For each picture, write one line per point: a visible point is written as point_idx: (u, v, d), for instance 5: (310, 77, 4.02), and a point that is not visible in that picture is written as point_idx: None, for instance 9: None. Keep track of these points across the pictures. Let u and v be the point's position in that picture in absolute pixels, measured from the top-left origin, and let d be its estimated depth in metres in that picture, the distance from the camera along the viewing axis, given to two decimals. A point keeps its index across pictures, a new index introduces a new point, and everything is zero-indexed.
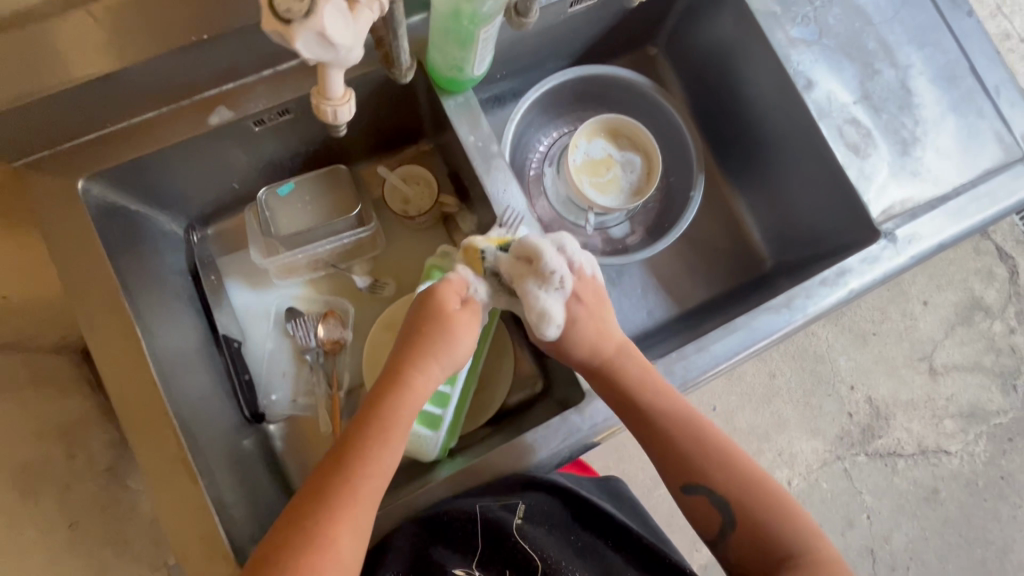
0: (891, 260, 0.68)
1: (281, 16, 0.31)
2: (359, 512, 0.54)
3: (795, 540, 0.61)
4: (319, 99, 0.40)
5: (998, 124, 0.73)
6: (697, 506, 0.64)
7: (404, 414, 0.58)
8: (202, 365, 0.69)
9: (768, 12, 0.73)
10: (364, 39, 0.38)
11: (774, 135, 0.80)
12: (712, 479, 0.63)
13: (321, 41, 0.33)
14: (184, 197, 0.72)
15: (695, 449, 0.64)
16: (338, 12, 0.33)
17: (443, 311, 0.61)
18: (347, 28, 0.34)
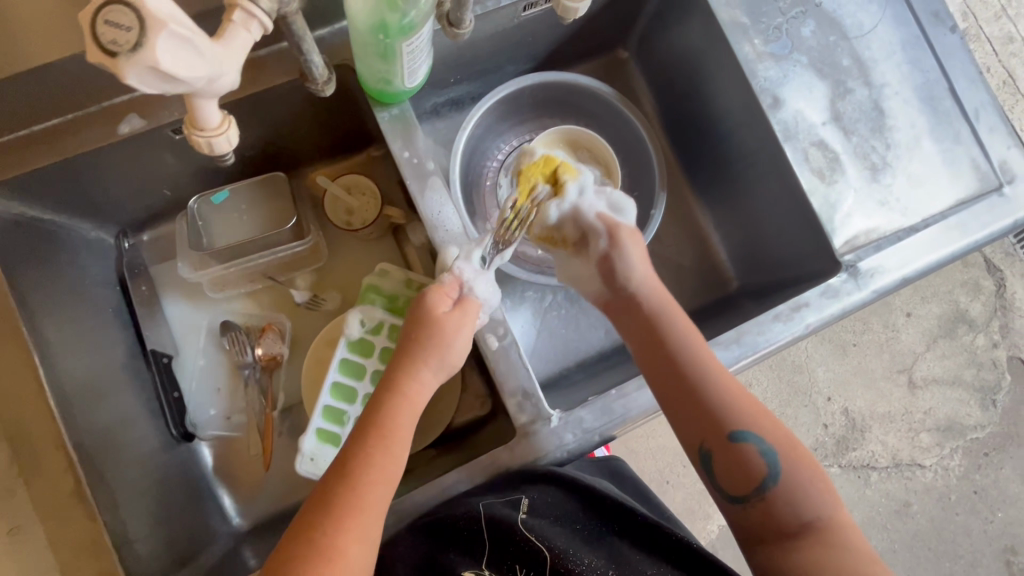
0: (852, 295, 0.64)
1: (104, 47, 0.27)
2: (367, 519, 0.49)
3: (829, 501, 0.55)
4: (190, 130, 0.36)
5: (976, 150, 0.68)
6: (738, 462, 0.56)
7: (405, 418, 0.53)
8: (124, 383, 0.66)
9: (734, 24, 0.68)
10: (232, 65, 0.34)
11: (740, 152, 0.75)
12: (755, 426, 0.57)
13: (157, 74, 0.28)
14: (109, 205, 0.68)
15: (739, 396, 0.58)
16: (180, 45, 0.29)
17: (430, 314, 0.55)
18: (194, 58, 0.30)
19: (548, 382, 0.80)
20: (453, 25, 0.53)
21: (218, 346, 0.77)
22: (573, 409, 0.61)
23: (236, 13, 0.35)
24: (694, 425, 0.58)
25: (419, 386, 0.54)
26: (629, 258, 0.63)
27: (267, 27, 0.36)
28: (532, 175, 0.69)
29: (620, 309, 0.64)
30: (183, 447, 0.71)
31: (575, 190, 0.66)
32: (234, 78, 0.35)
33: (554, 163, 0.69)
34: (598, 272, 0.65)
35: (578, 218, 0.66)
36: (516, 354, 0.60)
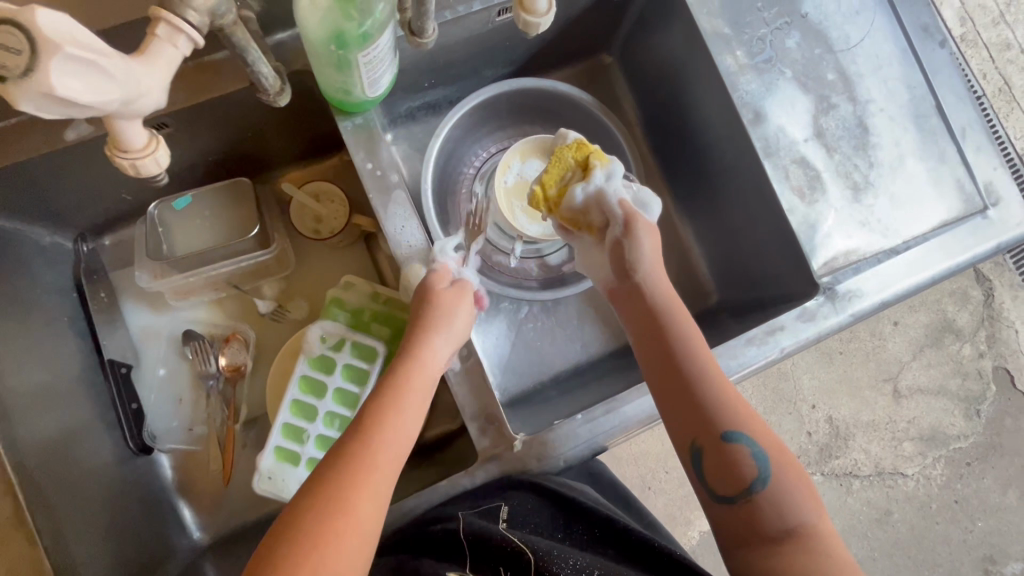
0: (828, 319, 0.62)
1: None
2: (377, 477, 0.45)
3: (815, 508, 0.51)
4: (113, 150, 0.34)
5: (961, 170, 0.66)
6: (728, 462, 0.52)
7: (417, 384, 0.51)
8: (79, 396, 0.63)
9: (716, 34, 0.65)
10: (153, 86, 0.32)
11: (722, 166, 0.73)
12: (747, 426, 0.53)
13: (54, 101, 0.26)
14: (63, 211, 0.65)
15: (731, 392, 0.55)
16: (79, 67, 0.26)
17: (431, 288, 0.56)
18: (98, 80, 0.27)
19: (521, 397, 0.78)
20: (416, 34, 0.50)
21: (180, 355, 0.74)
22: (538, 433, 0.60)
23: (160, 27, 0.32)
24: (688, 419, 0.54)
25: (432, 355, 0.53)
26: (642, 245, 0.60)
27: (198, 42, 0.34)
28: (565, 154, 0.64)
29: (620, 296, 0.61)
30: (141, 460, 0.69)
31: (605, 178, 0.62)
32: (159, 96, 0.33)
33: (587, 148, 0.65)
34: (608, 258, 0.62)
35: (602, 203, 0.62)
36: (480, 376, 0.58)
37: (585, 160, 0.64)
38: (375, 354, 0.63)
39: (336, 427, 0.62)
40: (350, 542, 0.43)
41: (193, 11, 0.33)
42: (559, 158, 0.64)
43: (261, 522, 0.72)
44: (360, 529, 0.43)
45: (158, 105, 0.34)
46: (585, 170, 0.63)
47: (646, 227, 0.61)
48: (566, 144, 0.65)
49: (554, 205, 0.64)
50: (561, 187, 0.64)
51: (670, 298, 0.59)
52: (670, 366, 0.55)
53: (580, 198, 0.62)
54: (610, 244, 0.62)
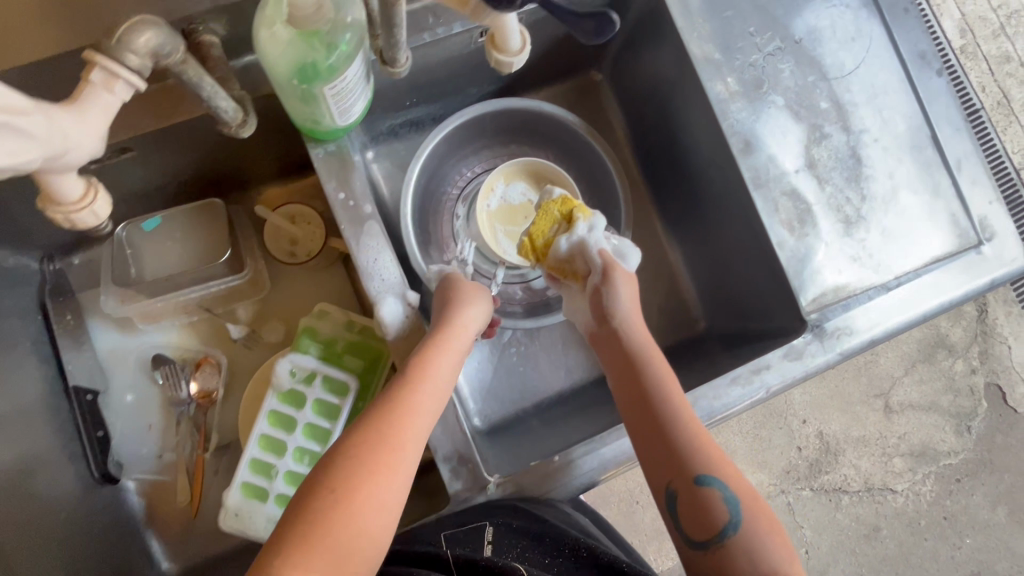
0: (816, 357, 0.61)
1: None
2: (420, 420, 0.48)
3: (785, 551, 0.50)
4: (46, 204, 0.34)
5: (955, 204, 0.64)
6: (702, 507, 0.50)
7: (453, 345, 0.54)
8: (45, 425, 0.61)
9: (706, 59, 0.63)
10: (83, 136, 0.31)
11: (711, 193, 0.70)
12: (718, 469, 0.51)
13: None
14: (25, 232, 0.62)
15: (703, 432, 0.53)
16: None
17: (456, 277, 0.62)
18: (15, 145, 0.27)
19: (501, 424, 0.76)
20: (388, 62, 0.48)
21: (149, 379, 0.72)
22: (511, 473, 0.57)
23: (96, 74, 0.32)
24: (669, 454, 0.52)
25: (466, 321, 0.57)
26: (617, 297, 0.59)
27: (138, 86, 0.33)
28: (552, 209, 0.65)
29: (598, 339, 0.60)
30: (107, 488, 0.67)
31: (589, 229, 0.62)
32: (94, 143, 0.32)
33: (572, 201, 0.65)
34: (588, 304, 0.62)
35: (585, 254, 0.61)
36: (454, 416, 0.56)
37: (570, 213, 0.64)
38: (347, 388, 0.61)
39: (307, 463, 0.60)
40: (396, 479, 0.45)
41: (132, 55, 0.32)
42: (545, 212, 0.65)
43: (232, 553, 0.70)
44: (404, 470, 0.46)
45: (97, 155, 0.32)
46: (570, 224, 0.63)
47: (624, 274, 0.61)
48: (552, 197, 0.65)
49: (541, 257, 0.64)
50: (548, 239, 0.64)
51: (639, 332, 0.59)
52: (644, 403, 0.54)
53: (566, 250, 0.62)
54: (589, 292, 0.61)
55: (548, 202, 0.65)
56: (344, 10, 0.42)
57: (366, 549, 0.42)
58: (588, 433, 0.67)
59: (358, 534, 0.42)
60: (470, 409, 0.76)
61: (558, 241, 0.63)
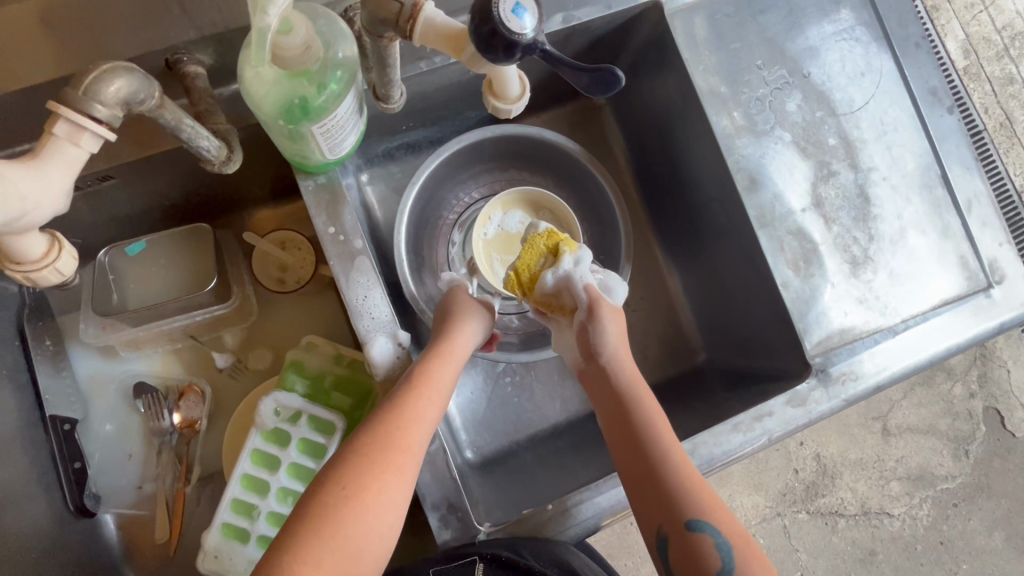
0: (820, 403, 0.59)
1: None
2: (419, 438, 0.47)
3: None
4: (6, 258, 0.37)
5: (966, 246, 0.63)
6: (693, 555, 0.47)
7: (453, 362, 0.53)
8: (18, 458, 0.58)
9: (712, 93, 0.61)
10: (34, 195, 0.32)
11: (713, 226, 0.68)
12: (710, 512, 0.49)
13: None
14: None
15: (696, 471, 0.51)
16: None
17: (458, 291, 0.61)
18: None
19: (493, 458, 0.73)
20: (381, 98, 0.46)
21: (131, 407, 0.70)
22: (503, 522, 0.54)
23: (60, 126, 0.33)
24: (662, 493, 0.50)
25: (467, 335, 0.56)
26: (605, 332, 0.57)
27: (104, 136, 0.34)
28: (536, 241, 0.60)
29: (586, 377, 0.57)
30: (83, 522, 0.64)
31: (575, 264, 0.58)
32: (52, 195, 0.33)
33: (558, 234, 0.60)
34: (574, 341, 0.58)
35: (571, 290, 0.58)
36: (445, 463, 0.53)
37: (555, 247, 0.59)
38: (334, 428, 0.58)
39: (290, 504, 0.58)
40: (403, 483, 0.45)
41: (98, 107, 0.33)
42: (530, 246, 0.59)
43: None
44: (410, 478, 0.45)
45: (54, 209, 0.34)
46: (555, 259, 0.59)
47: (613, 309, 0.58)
48: (535, 230, 0.60)
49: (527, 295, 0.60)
50: (533, 275, 0.59)
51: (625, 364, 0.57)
52: (634, 442, 0.52)
53: (552, 287, 0.58)
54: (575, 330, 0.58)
55: (531, 235, 0.60)
56: (333, 49, 0.40)
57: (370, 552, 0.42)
58: (583, 474, 0.64)
59: (363, 537, 0.42)
60: (462, 442, 0.73)
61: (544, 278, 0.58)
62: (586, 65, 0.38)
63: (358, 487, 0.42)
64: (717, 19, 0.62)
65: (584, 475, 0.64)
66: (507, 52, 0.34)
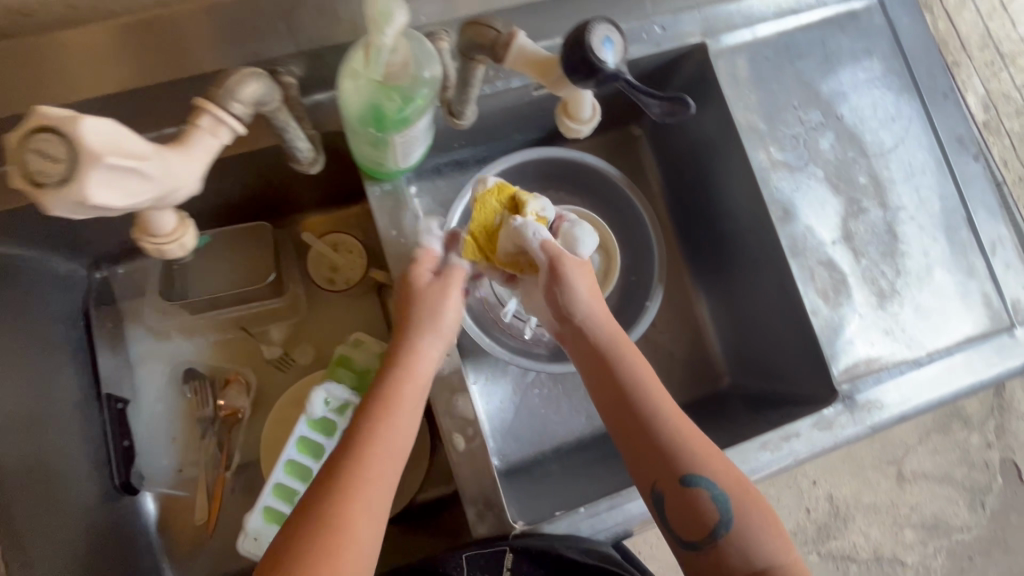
0: (846, 428, 0.61)
1: (32, 179, 0.28)
2: (371, 495, 0.47)
3: (784, 539, 0.51)
4: (143, 235, 0.40)
5: (989, 286, 0.65)
6: (692, 507, 0.51)
7: (408, 403, 0.51)
8: (75, 430, 0.62)
9: (751, 129, 0.65)
10: (186, 178, 0.35)
11: (744, 253, 0.71)
12: (702, 464, 0.51)
13: (78, 203, 0.29)
14: (87, 241, 0.64)
15: (685, 423, 0.53)
16: (123, 174, 0.30)
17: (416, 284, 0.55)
18: (126, 188, 0.31)
19: (519, 467, 0.75)
20: (455, 115, 0.51)
21: (178, 392, 0.73)
22: (537, 524, 0.56)
23: (205, 118, 0.36)
24: (656, 452, 0.52)
25: (421, 362, 0.53)
26: (574, 286, 0.56)
27: (238, 131, 0.38)
28: (488, 200, 0.58)
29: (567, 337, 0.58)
30: (126, 499, 0.67)
31: (526, 220, 0.56)
32: (195, 180, 0.36)
33: (507, 186, 0.58)
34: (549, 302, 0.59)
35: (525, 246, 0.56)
36: (484, 460, 0.55)
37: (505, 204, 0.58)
38: None
39: None
40: (371, 526, 0.46)
41: (236, 105, 0.37)
42: (482, 204, 0.58)
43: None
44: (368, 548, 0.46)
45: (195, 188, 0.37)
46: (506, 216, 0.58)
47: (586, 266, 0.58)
48: (484, 186, 0.57)
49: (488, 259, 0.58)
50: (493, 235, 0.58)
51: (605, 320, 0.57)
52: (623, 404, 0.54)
53: (510, 245, 0.57)
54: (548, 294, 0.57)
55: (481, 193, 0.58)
56: (422, 68, 0.44)
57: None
58: (609, 485, 0.66)
59: None
60: (489, 448, 0.75)
61: (502, 235, 0.57)
62: (657, 92, 0.44)
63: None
64: (758, 61, 0.66)
65: (610, 485, 0.66)
66: (589, 72, 0.39)
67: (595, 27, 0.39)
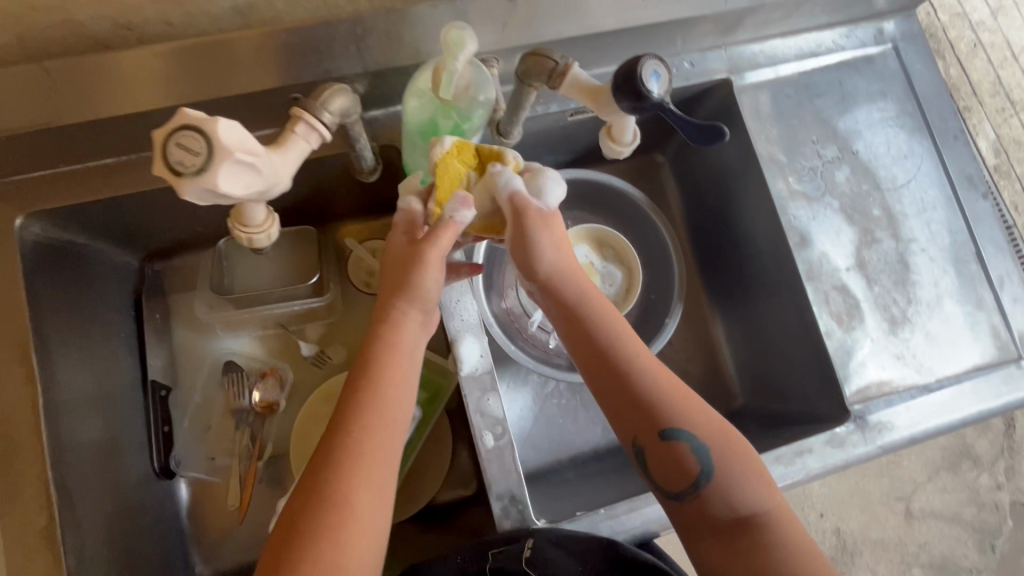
0: (857, 447, 0.63)
1: (174, 169, 0.37)
2: (367, 466, 0.46)
3: (773, 491, 0.51)
4: (238, 227, 0.48)
5: (997, 318, 0.68)
6: (671, 456, 0.51)
7: (396, 375, 0.50)
8: (121, 413, 0.66)
9: (772, 159, 0.70)
10: (284, 177, 0.43)
11: (762, 277, 0.74)
12: (680, 415, 0.51)
13: (209, 192, 0.37)
14: (147, 235, 0.69)
15: (662, 372, 0.53)
16: (243, 168, 0.39)
17: (396, 249, 0.53)
18: (244, 179, 0.39)
19: (537, 473, 0.77)
20: (501, 133, 0.58)
21: (217, 383, 0.76)
22: (559, 523, 0.59)
23: (300, 126, 0.44)
24: (635, 407, 0.52)
25: (405, 331, 0.52)
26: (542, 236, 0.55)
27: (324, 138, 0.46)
28: (449, 164, 0.53)
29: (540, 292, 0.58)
30: (162, 482, 0.70)
31: (501, 169, 0.54)
32: (289, 178, 0.44)
33: (467, 144, 0.53)
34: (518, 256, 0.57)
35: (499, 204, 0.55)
36: (511, 457, 0.58)
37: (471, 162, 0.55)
38: None
39: None
40: (371, 498, 0.45)
41: (326, 114, 0.45)
42: (443, 169, 0.53)
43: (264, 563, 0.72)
44: (371, 523, 0.45)
45: (284, 186, 0.44)
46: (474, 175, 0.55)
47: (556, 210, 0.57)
48: (449, 147, 0.52)
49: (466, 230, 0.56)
50: None
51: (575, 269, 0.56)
52: (599, 359, 0.53)
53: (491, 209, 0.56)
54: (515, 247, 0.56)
55: (442, 157, 0.52)
56: (478, 91, 0.51)
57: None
58: (625, 493, 0.68)
59: None
60: None
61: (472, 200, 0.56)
62: (696, 121, 0.48)
63: (306, 553, 0.42)
64: (780, 98, 0.71)
65: (626, 493, 0.68)
66: (637, 100, 0.44)
67: (646, 61, 0.44)
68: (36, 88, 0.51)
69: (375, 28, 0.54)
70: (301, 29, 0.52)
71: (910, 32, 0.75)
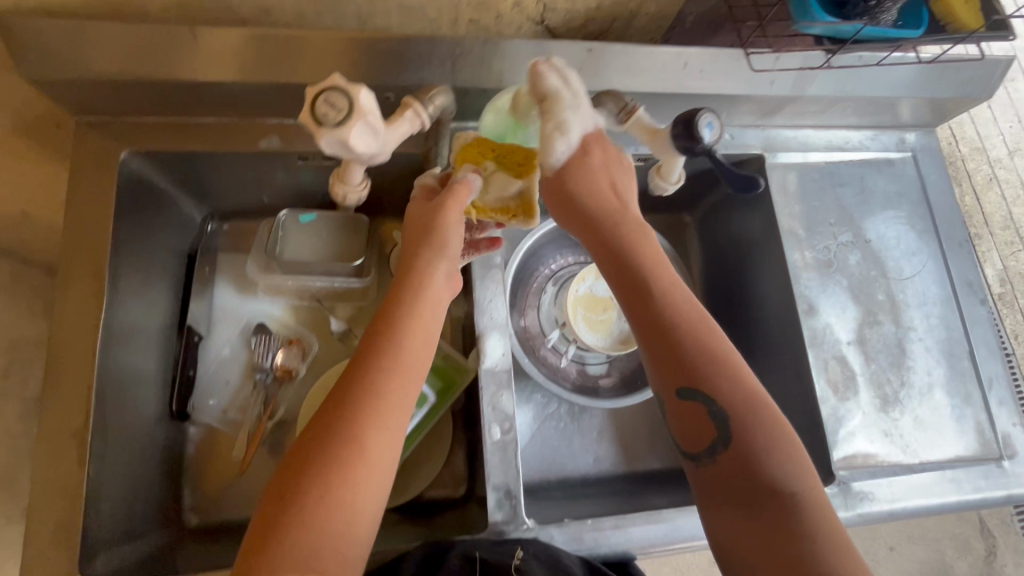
0: (838, 511, 0.66)
1: (318, 119, 0.44)
2: (380, 408, 0.50)
3: (805, 471, 0.49)
4: (337, 182, 0.55)
5: (983, 417, 0.72)
6: (692, 413, 0.51)
7: (416, 329, 0.54)
8: (152, 348, 0.70)
9: (792, 233, 0.77)
10: (391, 147, 0.50)
11: (767, 338, 0.79)
12: (704, 372, 0.51)
13: (341, 144, 0.45)
14: (217, 193, 0.76)
15: (693, 329, 0.53)
16: (370, 129, 0.46)
17: (423, 199, 0.60)
18: (369, 140, 0.46)
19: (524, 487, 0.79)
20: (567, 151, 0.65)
21: (244, 342, 0.80)
22: (547, 525, 0.61)
23: (409, 111, 0.52)
24: (654, 360, 0.53)
25: (431, 279, 0.56)
26: (577, 165, 0.55)
27: (425, 125, 0.54)
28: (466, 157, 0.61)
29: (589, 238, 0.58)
30: (175, 424, 0.74)
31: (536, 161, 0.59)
32: (392, 149, 0.51)
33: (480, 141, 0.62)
34: (564, 195, 0.56)
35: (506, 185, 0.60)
36: (514, 452, 0.62)
37: (484, 153, 0.61)
38: None
39: None
40: (381, 436, 0.49)
41: (430, 107, 0.54)
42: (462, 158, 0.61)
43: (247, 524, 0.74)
44: (378, 461, 0.49)
45: (385, 157, 0.51)
46: (488, 165, 0.61)
47: (595, 145, 0.56)
48: (461, 143, 0.61)
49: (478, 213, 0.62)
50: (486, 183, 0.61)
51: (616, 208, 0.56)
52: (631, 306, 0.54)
53: (498, 194, 0.61)
54: (552, 182, 0.56)
55: (456, 152, 0.62)
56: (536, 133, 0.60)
57: (366, 511, 0.47)
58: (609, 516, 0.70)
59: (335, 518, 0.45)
60: None
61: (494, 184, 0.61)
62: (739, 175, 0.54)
63: (319, 477, 0.46)
64: (806, 179, 0.79)
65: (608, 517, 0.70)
66: (690, 146, 0.52)
67: (703, 113, 0.51)
68: (173, 45, 0.58)
69: (471, 53, 0.62)
70: (408, 41, 0.61)
71: (930, 146, 0.83)
